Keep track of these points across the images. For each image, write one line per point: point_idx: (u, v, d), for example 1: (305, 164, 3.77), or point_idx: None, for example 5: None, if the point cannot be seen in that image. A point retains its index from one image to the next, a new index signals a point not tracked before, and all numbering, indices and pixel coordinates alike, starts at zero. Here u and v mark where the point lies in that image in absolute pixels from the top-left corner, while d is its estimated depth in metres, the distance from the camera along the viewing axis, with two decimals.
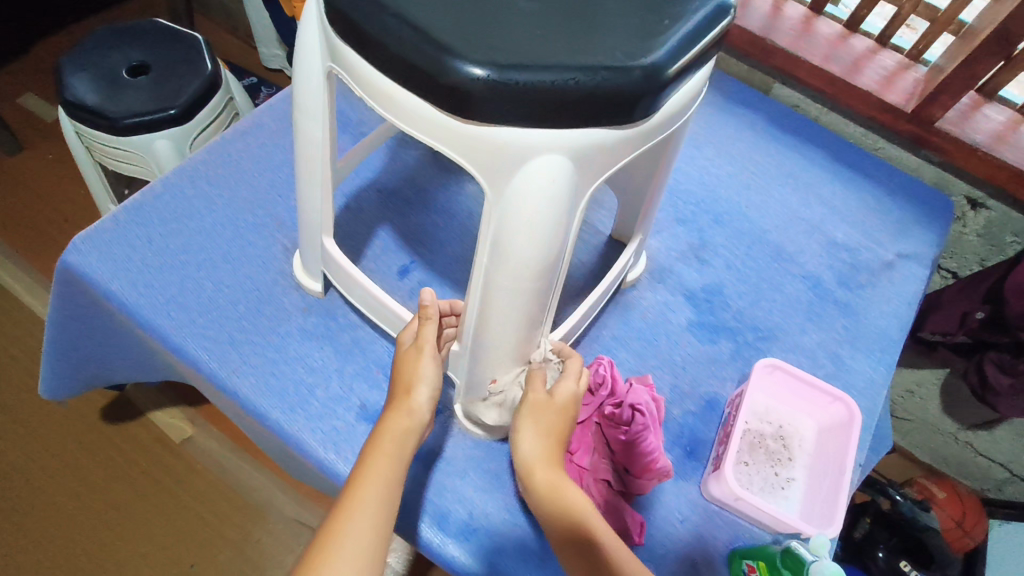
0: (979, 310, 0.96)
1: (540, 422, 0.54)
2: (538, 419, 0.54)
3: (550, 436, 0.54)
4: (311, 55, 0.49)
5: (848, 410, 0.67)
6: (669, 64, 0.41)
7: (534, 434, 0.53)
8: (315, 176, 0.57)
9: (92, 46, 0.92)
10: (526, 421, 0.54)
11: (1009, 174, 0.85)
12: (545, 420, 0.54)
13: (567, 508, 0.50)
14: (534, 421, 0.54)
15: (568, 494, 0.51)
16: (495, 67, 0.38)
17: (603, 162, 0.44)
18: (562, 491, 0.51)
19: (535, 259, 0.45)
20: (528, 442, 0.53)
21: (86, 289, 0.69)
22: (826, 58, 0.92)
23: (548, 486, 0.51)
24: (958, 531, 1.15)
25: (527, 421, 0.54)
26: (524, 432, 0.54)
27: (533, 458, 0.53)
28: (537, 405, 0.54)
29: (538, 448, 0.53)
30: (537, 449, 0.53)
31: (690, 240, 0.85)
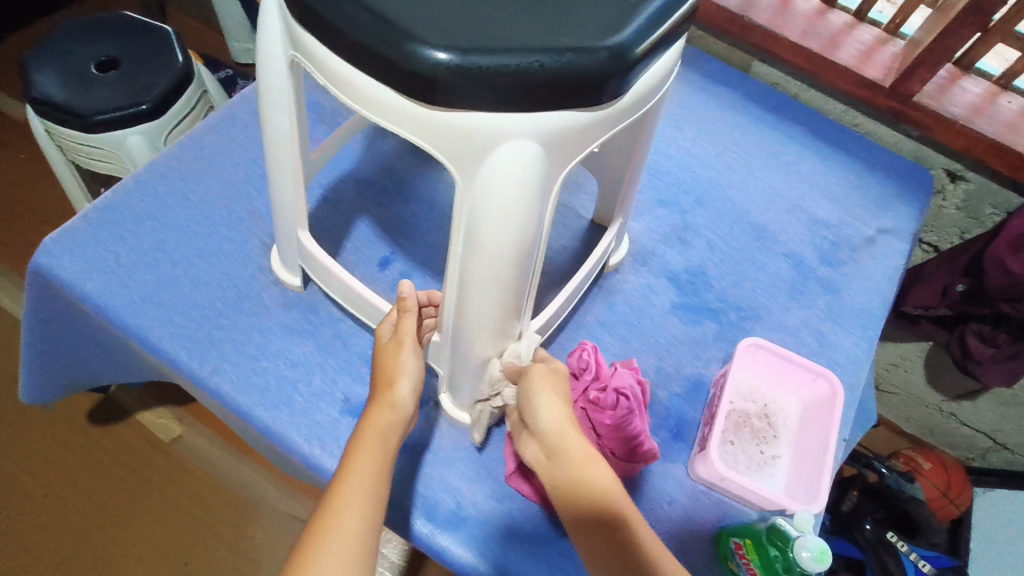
0: (959, 283, 0.96)
1: (554, 392, 0.54)
2: (551, 387, 0.54)
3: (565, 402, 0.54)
4: (273, 44, 0.47)
5: (830, 386, 0.68)
6: (635, 44, 0.40)
7: (553, 403, 0.53)
8: (287, 169, 0.56)
9: (58, 42, 0.90)
10: (540, 390, 0.53)
11: (986, 146, 0.86)
12: (556, 387, 0.54)
13: (604, 496, 0.49)
14: (549, 393, 0.53)
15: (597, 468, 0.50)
16: (457, 52, 0.37)
17: (575, 145, 0.43)
18: (594, 467, 0.50)
19: (511, 245, 0.45)
20: (548, 411, 0.52)
21: (61, 291, 0.68)
22: (804, 34, 0.92)
23: (580, 460, 0.50)
24: (943, 500, 1.16)
25: (541, 390, 0.53)
26: (541, 400, 0.53)
27: (562, 429, 0.52)
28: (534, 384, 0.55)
29: (563, 416, 0.52)
30: (560, 416, 0.52)
31: (672, 222, 0.85)
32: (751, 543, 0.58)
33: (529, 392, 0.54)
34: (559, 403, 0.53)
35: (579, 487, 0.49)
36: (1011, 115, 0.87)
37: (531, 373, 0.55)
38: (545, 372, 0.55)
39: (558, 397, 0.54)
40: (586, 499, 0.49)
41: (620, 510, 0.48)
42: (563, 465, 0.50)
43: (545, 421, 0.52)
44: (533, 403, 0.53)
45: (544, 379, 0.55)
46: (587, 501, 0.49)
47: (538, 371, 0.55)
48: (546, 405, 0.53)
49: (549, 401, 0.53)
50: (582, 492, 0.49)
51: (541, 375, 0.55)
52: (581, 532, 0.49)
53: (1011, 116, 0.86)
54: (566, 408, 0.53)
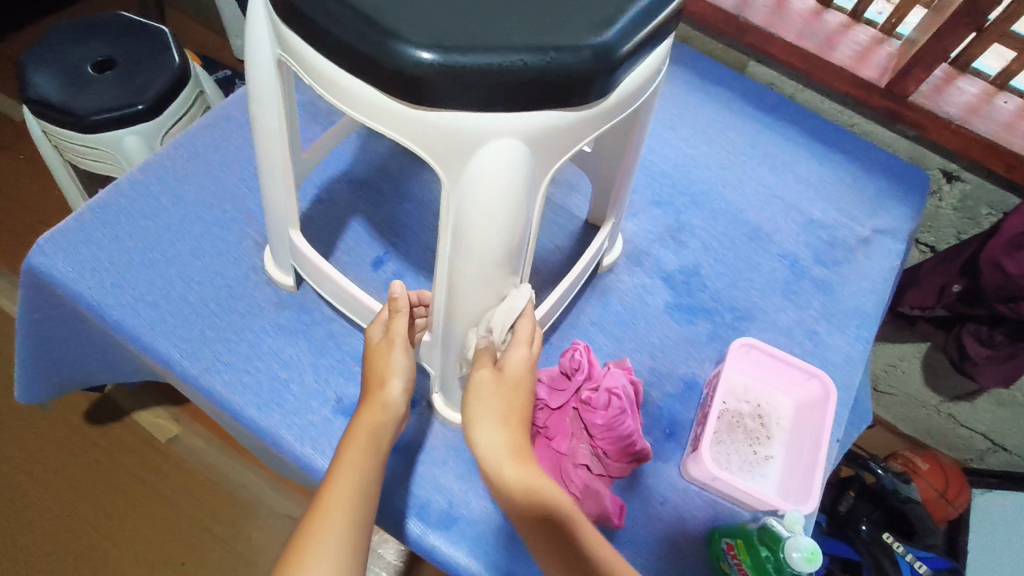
0: (956, 283, 0.96)
1: (497, 415, 0.52)
2: (495, 409, 0.52)
3: (509, 424, 0.51)
4: (261, 44, 0.48)
5: (823, 386, 0.68)
6: (620, 44, 0.40)
7: (494, 429, 0.51)
8: (277, 168, 0.56)
9: (53, 42, 0.90)
10: (480, 417, 0.52)
11: (982, 146, 0.86)
12: (500, 406, 0.52)
13: (539, 500, 0.48)
14: (488, 419, 0.51)
15: (543, 488, 0.48)
16: (440, 51, 0.37)
17: (562, 143, 0.43)
18: (536, 487, 0.48)
19: (498, 245, 0.45)
20: (487, 440, 0.51)
21: (53, 291, 0.68)
22: (800, 34, 0.92)
23: (521, 487, 0.48)
24: (941, 501, 1.16)
25: (482, 417, 0.52)
26: (482, 429, 0.51)
27: (500, 456, 0.50)
28: (483, 393, 0.52)
29: (502, 444, 0.50)
30: (498, 445, 0.50)
31: (667, 222, 0.85)
32: (742, 544, 0.57)
33: (471, 418, 0.53)
34: (498, 427, 0.51)
35: (523, 504, 0.48)
36: (1007, 115, 0.86)
37: (475, 387, 0.53)
38: (490, 386, 0.52)
39: (502, 419, 0.51)
40: (533, 514, 0.48)
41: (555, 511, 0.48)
42: (509, 492, 0.49)
43: (486, 452, 0.51)
44: (473, 434, 0.52)
45: (486, 398, 0.52)
46: (533, 519, 0.48)
47: (480, 383, 0.53)
48: (482, 434, 0.51)
49: (489, 429, 0.51)
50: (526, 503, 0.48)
51: (482, 392, 0.52)
52: (537, 549, 0.48)
53: (1007, 116, 0.86)
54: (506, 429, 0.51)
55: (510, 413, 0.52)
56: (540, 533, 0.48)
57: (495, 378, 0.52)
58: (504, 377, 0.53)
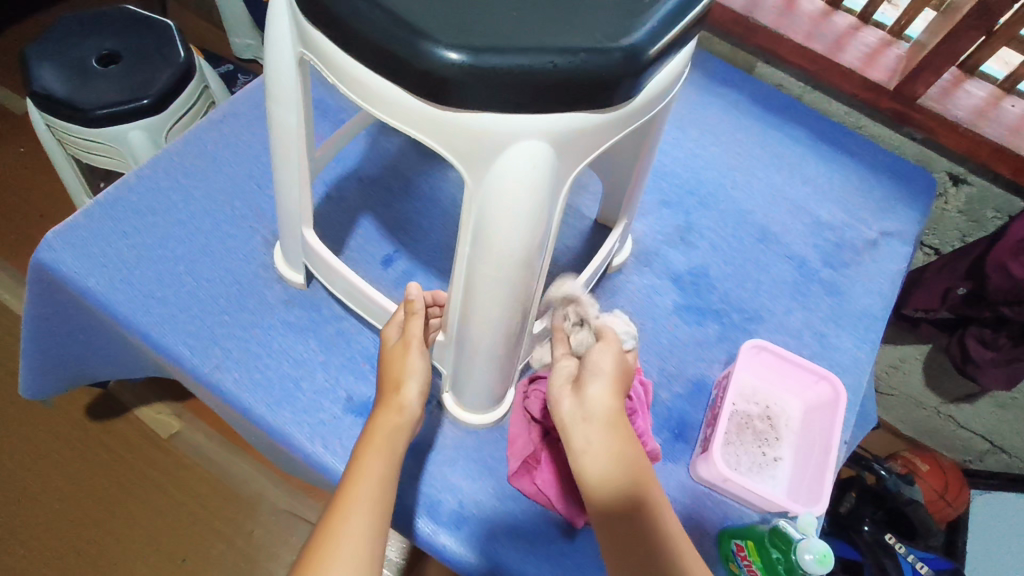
0: (960, 286, 0.97)
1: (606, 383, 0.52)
2: (611, 379, 0.52)
3: (619, 403, 0.52)
4: (281, 41, 0.47)
5: (833, 389, 0.68)
6: (649, 46, 0.40)
7: (606, 394, 0.51)
8: (291, 164, 0.55)
9: (58, 35, 0.89)
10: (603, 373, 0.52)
11: (990, 150, 0.86)
12: (617, 382, 0.52)
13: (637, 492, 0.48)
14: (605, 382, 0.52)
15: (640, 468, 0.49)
16: (469, 52, 0.37)
17: (585, 146, 0.43)
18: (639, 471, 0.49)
19: (520, 246, 0.44)
20: (600, 404, 0.50)
21: (62, 287, 0.68)
22: (809, 35, 0.92)
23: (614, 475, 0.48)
24: (941, 502, 1.17)
25: (597, 376, 0.52)
26: (595, 390, 0.51)
27: (605, 423, 0.50)
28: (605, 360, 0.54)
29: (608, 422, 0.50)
30: (610, 410, 0.50)
31: (676, 222, 0.85)
32: (752, 545, 0.58)
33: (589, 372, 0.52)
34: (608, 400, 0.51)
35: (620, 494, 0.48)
36: (1014, 119, 0.87)
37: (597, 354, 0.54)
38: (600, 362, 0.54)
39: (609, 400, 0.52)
40: (622, 489, 0.48)
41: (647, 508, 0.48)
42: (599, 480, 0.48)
43: (588, 413, 0.50)
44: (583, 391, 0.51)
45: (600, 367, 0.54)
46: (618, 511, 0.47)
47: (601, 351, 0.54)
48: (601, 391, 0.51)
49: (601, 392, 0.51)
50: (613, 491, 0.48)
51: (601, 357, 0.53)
52: (604, 525, 0.48)
53: (1014, 120, 0.87)
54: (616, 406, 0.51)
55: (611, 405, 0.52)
56: (618, 509, 0.48)
57: (619, 361, 0.53)
58: (618, 363, 0.54)
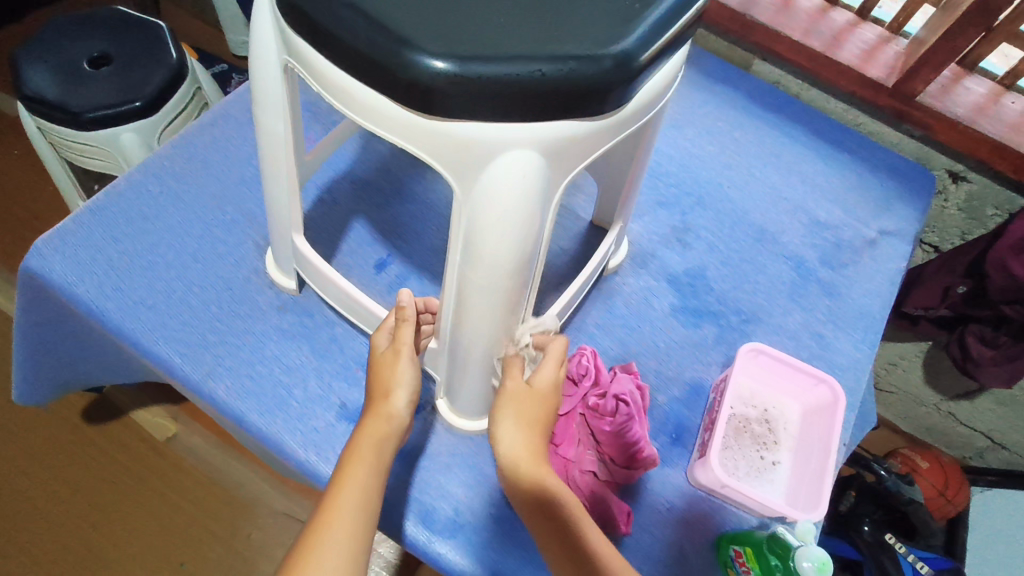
0: (960, 284, 0.96)
1: (524, 415, 0.53)
2: (519, 411, 0.53)
3: (532, 430, 0.53)
4: (266, 47, 0.46)
5: (832, 392, 0.67)
6: (640, 52, 0.39)
7: (515, 430, 0.53)
8: (280, 171, 0.55)
9: (48, 37, 0.88)
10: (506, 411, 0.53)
11: (990, 147, 0.85)
12: (528, 413, 0.53)
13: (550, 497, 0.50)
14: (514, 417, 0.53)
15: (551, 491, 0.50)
16: (455, 60, 0.36)
17: (575, 154, 0.42)
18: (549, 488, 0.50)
19: (510, 256, 0.44)
20: (508, 440, 0.52)
21: (52, 294, 0.67)
22: (807, 32, 0.91)
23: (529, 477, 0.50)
24: (941, 500, 1.16)
25: (508, 413, 0.53)
26: (503, 431, 0.53)
27: (519, 458, 0.52)
28: (515, 395, 0.54)
29: (520, 444, 0.52)
30: (518, 446, 0.52)
31: (672, 223, 0.84)
32: (751, 552, 0.57)
33: (498, 413, 0.54)
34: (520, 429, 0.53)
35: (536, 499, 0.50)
36: (1014, 116, 0.86)
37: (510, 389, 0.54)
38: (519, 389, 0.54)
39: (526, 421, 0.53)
40: (541, 514, 0.50)
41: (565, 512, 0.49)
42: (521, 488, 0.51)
43: (505, 452, 0.52)
44: (495, 434, 0.53)
45: (517, 401, 0.54)
46: (544, 515, 0.50)
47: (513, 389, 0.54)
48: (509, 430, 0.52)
49: (511, 427, 0.53)
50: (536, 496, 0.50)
51: (515, 394, 0.54)
52: (545, 553, 0.50)
53: (1014, 117, 0.86)
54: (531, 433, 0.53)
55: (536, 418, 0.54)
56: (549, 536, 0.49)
57: (524, 390, 0.54)
58: (533, 389, 0.54)
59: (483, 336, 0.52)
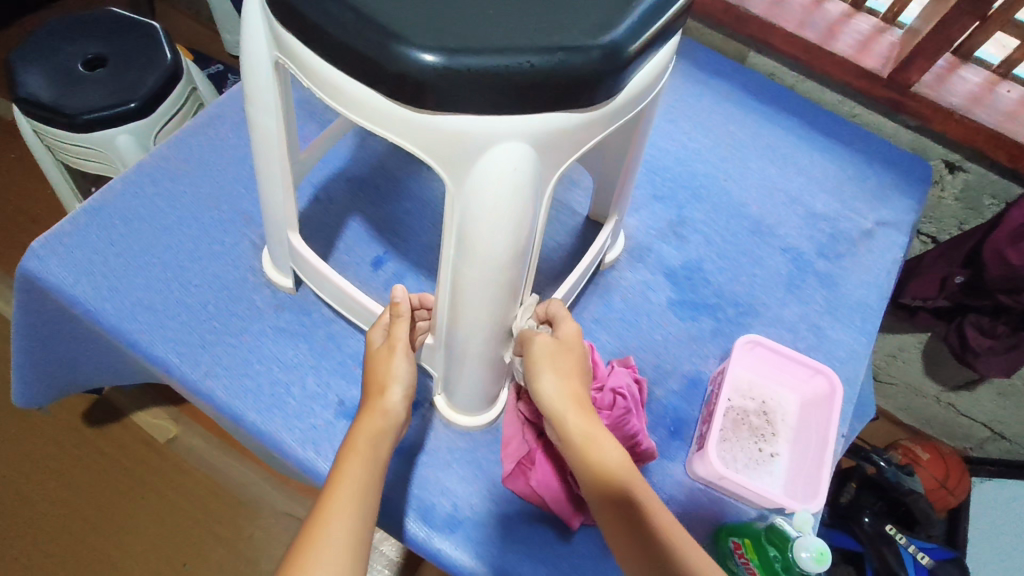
0: (958, 275, 0.95)
1: (560, 366, 0.55)
2: (554, 362, 0.55)
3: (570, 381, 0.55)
4: (256, 45, 0.46)
5: (829, 383, 0.67)
6: (628, 43, 0.39)
7: (557, 379, 0.54)
8: (274, 169, 0.55)
9: (43, 39, 0.88)
10: (543, 363, 0.55)
11: (986, 136, 0.85)
12: (562, 362, 0.55)
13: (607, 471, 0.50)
14: (555, 368, 0.55)
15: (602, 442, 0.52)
16: (444, 53, 0.36)
17: (567, 146, 0.42)
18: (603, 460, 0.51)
19: (503, 250, 0.44)
20: (553, 389, 0.54)
21: (49, 295, 0.67)
22: (801, 24, 0.91)
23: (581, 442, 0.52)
24: (942, 491, 1.16)
25: (546, 366, 0.54)
26: (545, 380, 0.54)
27: (563, 409, 0.53)
28: (549, 350, 0.55)
29: (566, 392, 0.54)
30: (563, 395, 0.54)
31: (668, 217, 0.84)
32: (750, 544, 0.57)
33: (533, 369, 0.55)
34: (566, 378, 0.55)
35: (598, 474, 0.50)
36: (1010, 104, 0.86)
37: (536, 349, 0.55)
38: (550, 347, 0.55)
39: (564, 369, 0.55)
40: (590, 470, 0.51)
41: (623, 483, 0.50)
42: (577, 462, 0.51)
43: (546, 400, 0.54)
44: (535, 383, 0.55)
45: (550, 355, 0.55)
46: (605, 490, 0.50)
47: (543, 345, 0.55)
48: (552, 379, 0.54)
49: (552, 377, 0.54)
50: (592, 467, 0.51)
51: (547, 351, 0.55)
52: (609, 533, 0.50)
53: (1010, 105, 0.85)
54: (571, 383, 0.54)
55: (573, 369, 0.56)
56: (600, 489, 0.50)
57: (555, 343, 0.56)
58: (561, 341, 0.56)
59: (480, 333, 0.52)
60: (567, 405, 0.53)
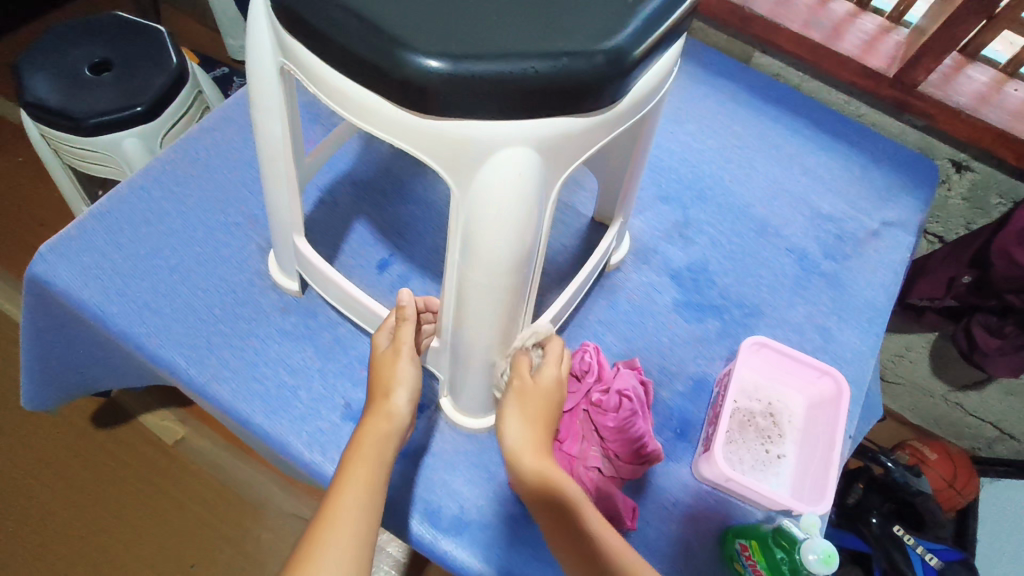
0: (965, 275, 0.96)
1: (525, 414, 0.55)
2: (524, 410, 0.56)
3: (535, 428, 0.55)
4: (262, 51, 0.47)
5: (836, 384, 0.67)
6: (634, 47, 0.39)
7: (520, 425, 0.55)
8: (279, 174, 0.55)
9: (49, 43, 0.88)
10: (510, 412, 0.56)
11: (993, 135, 0.84)
12: (530, 408, 0.56)
13: (552, 489, 0.51)
14: (517, 413, 0.55)
15: (557, 477, 0.51)
16: (449, 59, 0.37)
17: (572, 151, 0.42)
18: (550, 478, 0.51)
19: (507, 255, 0.44)
20: (513, 432, 0.54)
21: (57, 300, 0.67)
22: (806, 24, 0.90)
23: (533, 474, 0.52)
24: (949, 491, 1.16)
25: (511, 414, 0.56)
26: (509, 426, 0.55)
27: (521, 449, 0.53)
28: (523, 391, 0.56)
29: (522, 437, 0.54)
30: (522, 437, 0.54)
31: (673, 218, 0.84)
32: (756, 545, 0.57)
33: (502, 414, 0.57)
34: (527, 423, 0.55)
35: (544, 493, 0.51)
36: (1016, 103, 0.85)
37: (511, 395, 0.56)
38: (522, 390, 0.56)
39: (527, 417, 0.55)
40: (548, 505, 0.50)
41: (568, 500, 0.50)
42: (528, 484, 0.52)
43: (508, 445, 0.55)
44: (501, 428, 0.56)
45: (520, 400, 0.56)
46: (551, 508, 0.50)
47: (520, 384, 0.56)
48: (512, 427, 0.55)
49: (515, 423, 0.55)
50: (543, 488, 0.51)
51: (521, 392, 0.56)
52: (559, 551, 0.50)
53: (1016, 104, 0.85)
54: (531, 427, 0.55)
55: (538, 415, 0.56)
56: (559, 529, 0.50)
57: (527, 385, 0.56)
58: (538, 384, 0.56)
59: (484, 338, 0.53)
60: (525, 448, 0.54)
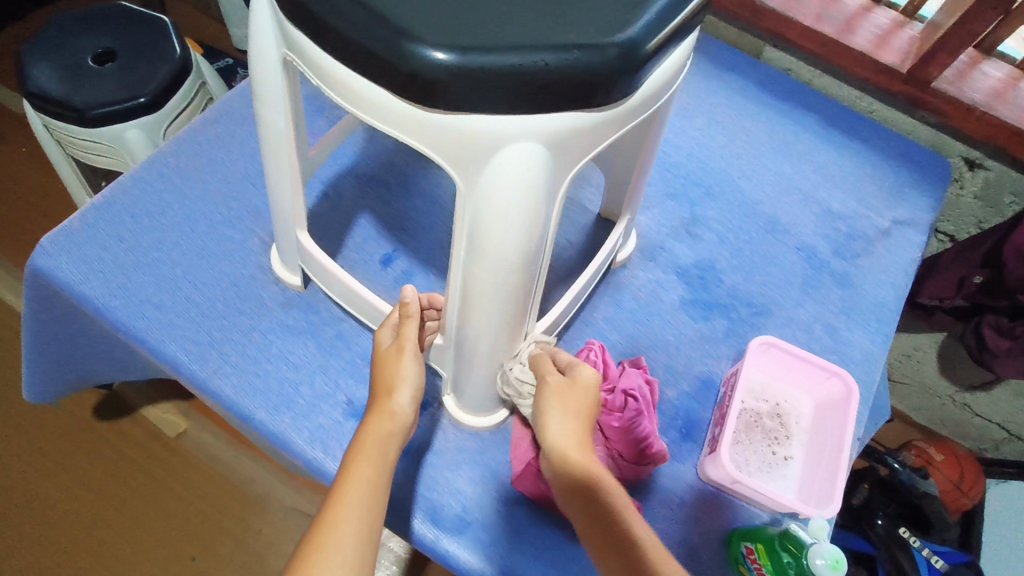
0: (977, 274, 0.94)
1: (569, 409, 0.53)
2: (564, 406, 0.53)
3: (581, 422, 0.52)
4: (265, 42, 0.46)
5: (845, 386, 0.66)
6: (647, 39, 0.38)
7: (563, 420, 0.52)
8: (282, 167, 0.54)
9: (52, 34, 0.87)
10: (552, 407, 0.53)
11: (1009, 133, 0.83)
12: (573, 404, 0.53)
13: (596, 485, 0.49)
14: (560, 409, 0.53)
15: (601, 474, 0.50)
16: (456, 51, 0.36)
17: (581, 146, 0.41)
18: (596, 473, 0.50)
19: (515, 251, 0.43)
20: (556, 428, 0.52)
21: (58, 293, 0.67)
22: (818, 18, 0.89)
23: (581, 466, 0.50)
24: (955, 492, 1.14)
25: (552, 409, 0.53)
26: (554, 422, 0.52)
27: (567, 442, 0.51)
28: (559, 390, 0.53)
29: (569, 433, 0.51)
30: (567, 433, 0.51)
31: (681, 215, 0.83)
32: (763, 548, 0.56)
33: (541, 411, 0.54)
34: (572, 418, 0.52)
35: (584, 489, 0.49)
36: None
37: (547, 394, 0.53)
38: (560, 387, 0.53)
39: (572, 412, 0.52)
40: (589, 501, 0.49)
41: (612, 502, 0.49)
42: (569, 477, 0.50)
43: (551, 441, 0.51)
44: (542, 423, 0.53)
45: (559, 398, 0.53)
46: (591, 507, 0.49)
47: (553, 384, 0.54)
48: (556, 422, 0.52)
49: (560, 419, 0.52)
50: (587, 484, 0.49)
51: (556, 390, 0.53)
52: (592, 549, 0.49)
53: None
54: (577, 422, 0.52)
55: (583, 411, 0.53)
56: (596, 527, 0.48)
57: (567, 382, 0.54)
58: (573, 380, 0.54)
59: (491, 334, 0.52)
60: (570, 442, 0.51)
